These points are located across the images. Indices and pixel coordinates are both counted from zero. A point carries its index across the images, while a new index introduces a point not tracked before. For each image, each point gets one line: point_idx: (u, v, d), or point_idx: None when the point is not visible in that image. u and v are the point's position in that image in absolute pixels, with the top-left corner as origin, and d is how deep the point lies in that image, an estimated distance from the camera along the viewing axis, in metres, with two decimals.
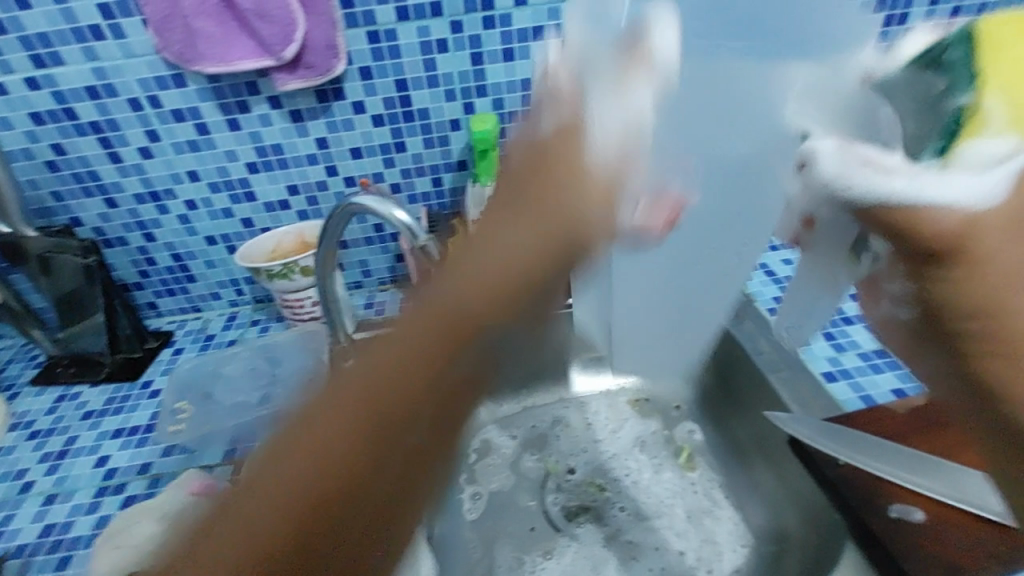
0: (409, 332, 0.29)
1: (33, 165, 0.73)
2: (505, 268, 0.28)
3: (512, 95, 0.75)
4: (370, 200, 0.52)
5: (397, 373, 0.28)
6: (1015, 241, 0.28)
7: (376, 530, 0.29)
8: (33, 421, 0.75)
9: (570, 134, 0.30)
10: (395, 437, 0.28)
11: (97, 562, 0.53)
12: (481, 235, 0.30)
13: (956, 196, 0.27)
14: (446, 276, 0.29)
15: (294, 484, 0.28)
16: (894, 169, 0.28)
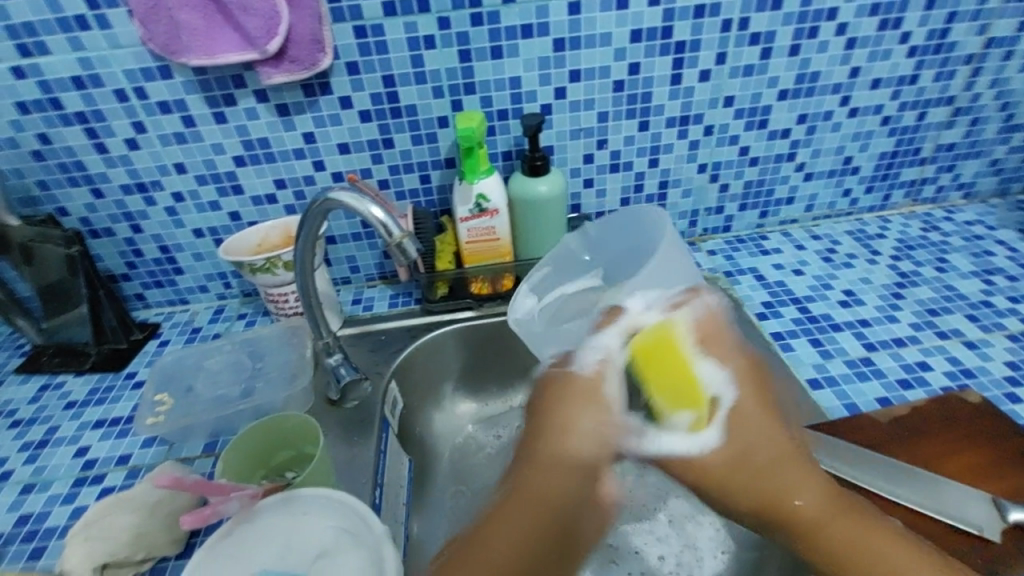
0: (505, 528, 0.38)
1: (18, 154, 0.73)
2: (577, 427, 0.40)
3: (501, 93, 0.75)
4: (345, 195, 0.51)
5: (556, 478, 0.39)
6: (742, 477, 0.41)
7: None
8: (15, 409, 0.75)
9: (592, 405, 0.41)
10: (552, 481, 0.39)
11: (66, 553, 0.52)
12: (538, 475, 0.39)
13: (690, 448, 0.41)
14: (518, 506, 0.39)
15: (495, 568, 0.38)
16: (662, 441, 0.41)
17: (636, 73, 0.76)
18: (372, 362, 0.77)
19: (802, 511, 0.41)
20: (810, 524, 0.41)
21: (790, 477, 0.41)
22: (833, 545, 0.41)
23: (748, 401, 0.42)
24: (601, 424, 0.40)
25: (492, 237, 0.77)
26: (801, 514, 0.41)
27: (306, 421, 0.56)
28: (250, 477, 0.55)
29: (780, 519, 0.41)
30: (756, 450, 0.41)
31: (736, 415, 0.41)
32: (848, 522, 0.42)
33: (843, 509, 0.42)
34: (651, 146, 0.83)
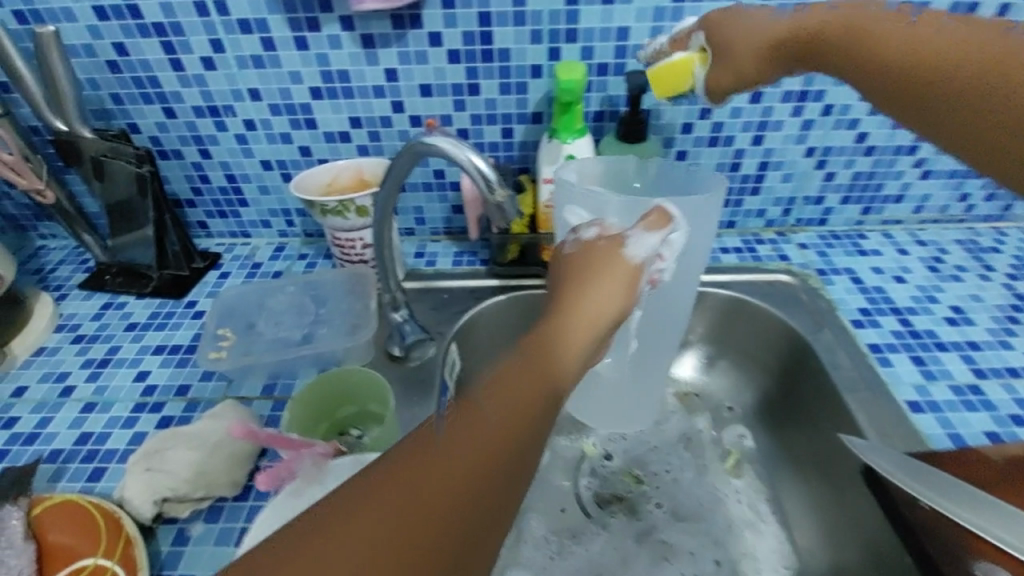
0: (505, 380, 0.37)
1: (93, 63, 0.70)
2: (598, 302, 0.42)
3: (605, 44, 0.67)
4: (445, 143, 0.46)
5: (507, 403, 0.36)
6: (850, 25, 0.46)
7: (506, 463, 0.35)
8: (78, 325, 0.75)
9: (614, 262, 0.44)
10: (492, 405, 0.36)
11: (128, 481, 0.52)
12: (565, 321, 0.41)
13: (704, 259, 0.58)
14: (522, 357, 0.39)
15: (483, 423, 0.35)
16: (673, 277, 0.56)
17: None
18: (435, 322, 0.74)
19: (861, 28, 0.44)
20: (863, 46, 0.44)
21: (824, 10, 0.48)
22: (902, 51, 0.41)
23: (732, 22, 0.55)
24: (618, 303, 0.43)
25: None
26: (823, 38, 0.48)
27: (375, 378, 0.53)
28: (317, 431, 0.53)
29: (817, 39, 0.48)
30: (758, 27, 0.53)
31: (724, 30, 0.56)
32: (883, 25, 0.43)
33: (875, 8, 0.45)
34: (759, 121, 0.75)
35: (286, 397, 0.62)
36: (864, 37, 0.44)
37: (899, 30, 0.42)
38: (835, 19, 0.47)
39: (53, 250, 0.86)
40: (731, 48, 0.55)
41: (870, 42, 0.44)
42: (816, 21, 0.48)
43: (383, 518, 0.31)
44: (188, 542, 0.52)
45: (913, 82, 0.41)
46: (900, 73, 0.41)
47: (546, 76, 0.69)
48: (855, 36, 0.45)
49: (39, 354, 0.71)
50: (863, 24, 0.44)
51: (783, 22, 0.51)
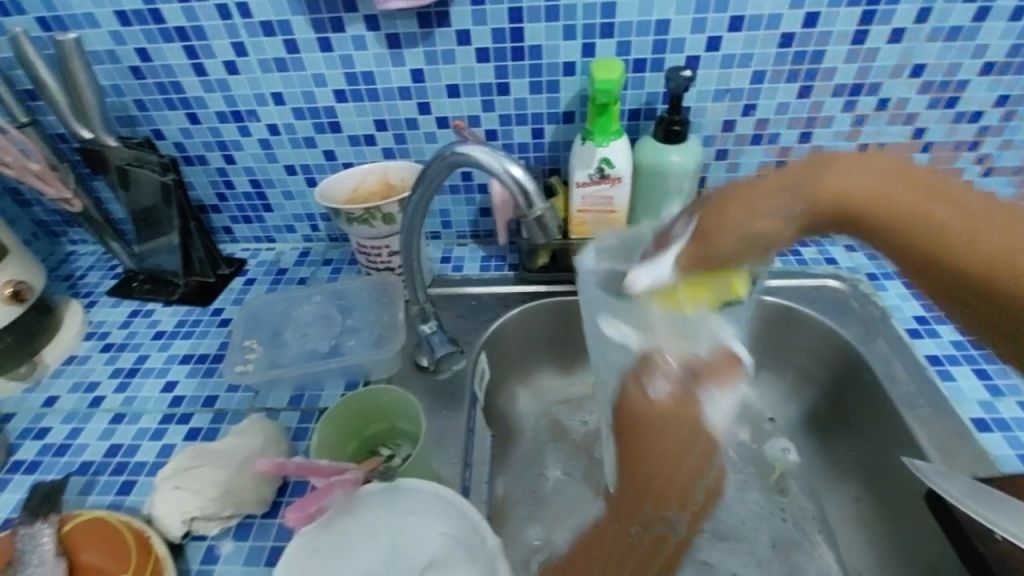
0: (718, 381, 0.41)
1: (117, 70, 0.69)
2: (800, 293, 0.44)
3: (643, 39, 0.63)
4: (480, 153, 0.43)
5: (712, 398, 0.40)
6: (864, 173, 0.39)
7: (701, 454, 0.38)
8: (108, 333, 0.75)
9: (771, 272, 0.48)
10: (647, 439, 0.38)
11: (156, 499, 0.51)
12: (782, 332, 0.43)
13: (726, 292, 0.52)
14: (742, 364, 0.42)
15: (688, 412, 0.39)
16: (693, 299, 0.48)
17: (811, 25, 0.63)
18: (464, 330, 0.71)
19: (956, 201, 0.35)
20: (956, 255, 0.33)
21: (911, 195, 0.36)
22: (1001, 251, 0.32)
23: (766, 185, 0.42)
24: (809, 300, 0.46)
25: (608, 209, 0.67)
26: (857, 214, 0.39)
27: (404, 397, 0.51)
28: (345, 451, 0.51)
29: (923, 194, 0.36)
30: (936, 222, 0.35)
31: (746, 196, 0.42)
32: (875, 181, 0.38)
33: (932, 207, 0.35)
34: (807, 118, 0.70)
35: (314, 409, 0.61)
36: (938, 201, 0.35)
37: (976, 212, 0.34)
38: (914, 205, 0.36)
39: (81, 256, 0.86)
40: (826, 177, 0.40)
41: (932, 206, 0.35)
42: (796, 167, 0.41)
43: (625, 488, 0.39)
44: (218, 560, 0.50)
45: (927, 263, 0.35)
46: (940, 261, 0.34)
47: (578, 74, 0.66)
48: (947, 203, 0.35)
49: (70, 363, 0.71)
50: (941, 199, 0.35)
51: (918, 178, 0.37)
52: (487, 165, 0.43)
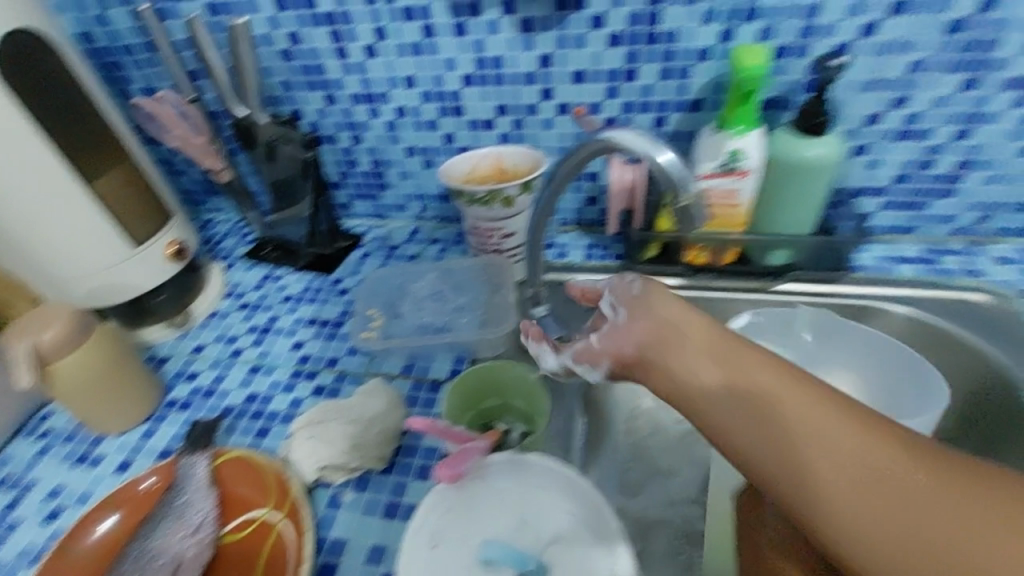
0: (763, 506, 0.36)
1: (270, 52, 0.75)
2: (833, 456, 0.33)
3: (789, 23, 0.60)
4: (632, 139, 0.43)
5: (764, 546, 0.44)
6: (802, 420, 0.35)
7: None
8: (243, 293, 0.83)
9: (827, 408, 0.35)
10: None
11: (292, 445, 0.56)
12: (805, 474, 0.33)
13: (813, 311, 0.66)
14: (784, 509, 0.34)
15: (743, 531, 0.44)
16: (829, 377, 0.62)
17: (988, 11, 0.57)
18: (566, 316, 0.72)
19: (783, 444, 0.34)
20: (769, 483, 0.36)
21: (789, 403, 0.35)
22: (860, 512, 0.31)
23: (756, 360, 0.38)
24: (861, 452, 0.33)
25: (732, 203, 0.65)
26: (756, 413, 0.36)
27: (522, 374, 0.53)
28: (463, 421, 0.53)
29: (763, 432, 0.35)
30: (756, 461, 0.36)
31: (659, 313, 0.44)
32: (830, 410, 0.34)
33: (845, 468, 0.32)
34: (968, 112, 0.63)
35: (426, 379, 0.64)
36: (890, 479, 0.31)
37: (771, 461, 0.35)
38: (775, 463, 0.34)
39: (219, 222, 0.96)
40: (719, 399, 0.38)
41: (860, 476, 0.32)
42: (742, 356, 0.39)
43: None
44: (340, 507, 0.55)
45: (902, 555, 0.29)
46: (831, 484, 0.32)
47: (712, 60, 0.64)
48: (770, 451, 0.35)
49: (213, 317, 0.80)
50: (773, 432, 0.35)
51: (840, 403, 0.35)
52: (639, 149, 0.43)
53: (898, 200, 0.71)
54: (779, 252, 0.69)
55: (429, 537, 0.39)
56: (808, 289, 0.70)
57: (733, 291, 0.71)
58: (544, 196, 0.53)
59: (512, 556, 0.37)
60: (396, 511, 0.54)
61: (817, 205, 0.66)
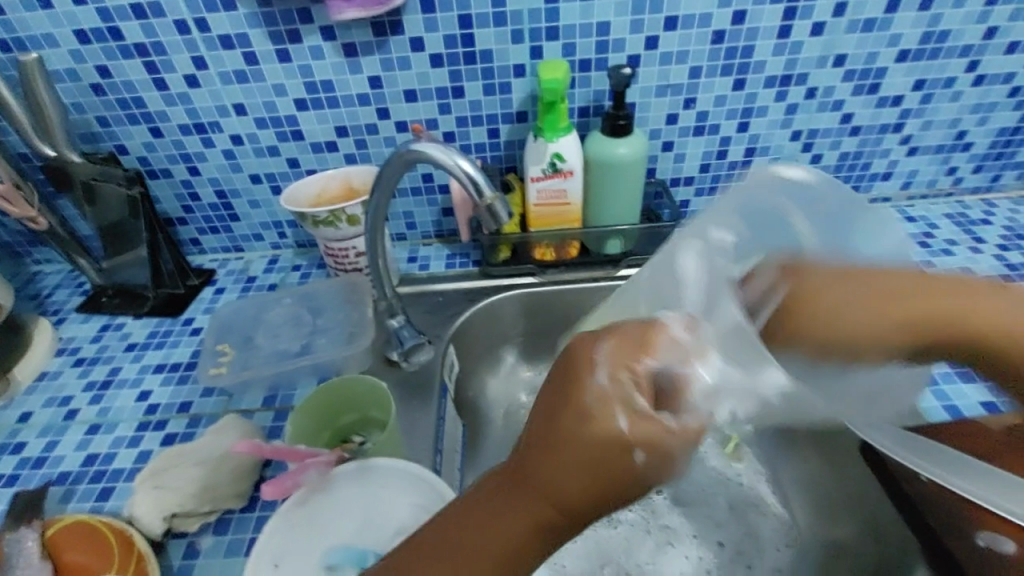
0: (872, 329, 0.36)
1: (78, 87, 0.70)
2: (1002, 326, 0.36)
3: (586, 40, 0.68)
4: (434, 149, 0.47)
5: (573, 468, 0.30)
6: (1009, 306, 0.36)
7: (504, 517, 0.32)
8: (78, 348, 0.75)
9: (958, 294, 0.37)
10: (529, 470, 0.32)
11: (135, 499, 0.53)
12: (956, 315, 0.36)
13: None
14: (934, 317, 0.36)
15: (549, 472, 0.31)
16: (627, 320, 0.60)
17: (740, 22, 0.68)
18: (430, 325, 0.74)
19: (934, 297, 0.36)
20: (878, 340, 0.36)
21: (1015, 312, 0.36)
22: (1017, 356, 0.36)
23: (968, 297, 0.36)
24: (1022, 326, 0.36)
25: (563, 202, 0.72)
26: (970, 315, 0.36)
27: (374, 386, 0.54)
28: (321, 440, 0.54)
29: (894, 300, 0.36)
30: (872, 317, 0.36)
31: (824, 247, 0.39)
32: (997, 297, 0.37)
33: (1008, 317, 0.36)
34: (744, 107, 0.75)
35: (288, 408, 0.63)
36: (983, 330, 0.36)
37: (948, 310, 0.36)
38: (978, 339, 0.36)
39: (46, 275, 0.87)
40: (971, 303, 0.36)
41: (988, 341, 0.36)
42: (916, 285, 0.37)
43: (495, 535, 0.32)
44: (199, 555, 0.52)
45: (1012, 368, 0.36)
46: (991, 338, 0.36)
47: (528, 75, 0.70)
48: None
49: (41, 379, 0.72)
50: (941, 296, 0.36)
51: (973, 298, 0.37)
52: (443, 159, 0.47)
53: (705, 187, 0.82)
54: (614, 241, 0.76)
55: (273, 558, 0.39)
56: None
57: (580, 280, 0.77)
58: (377, 212, 0.57)
59: (350, 551, 0.40)
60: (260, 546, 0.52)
61: (637, 197, 0.74)
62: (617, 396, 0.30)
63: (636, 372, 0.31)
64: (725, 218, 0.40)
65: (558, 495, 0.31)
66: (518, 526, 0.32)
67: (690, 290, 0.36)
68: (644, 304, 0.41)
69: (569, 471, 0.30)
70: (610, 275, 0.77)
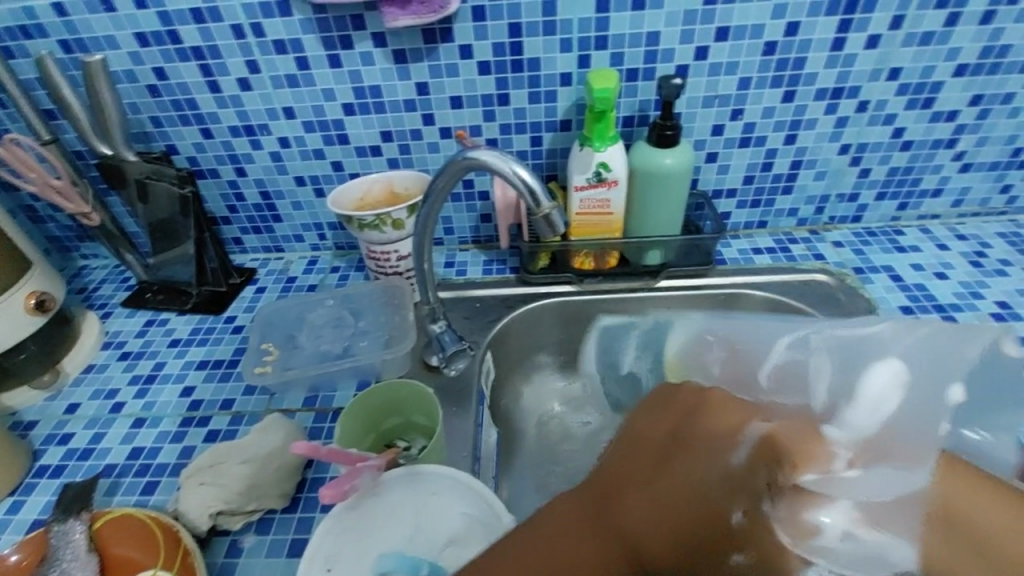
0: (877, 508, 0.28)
1: (135, 88, 0.72)
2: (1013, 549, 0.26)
3: (635, 49, 0.67)
4: (490, 157, 0.47)
5: (670, 503, 0.29)
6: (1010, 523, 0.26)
7: (584, 540, 0.31)
8: (124, 342, 0.77)
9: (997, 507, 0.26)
10: (620, 508, 0.31)
11: (182, 495, 0.54)
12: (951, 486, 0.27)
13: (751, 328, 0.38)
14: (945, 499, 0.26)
15: (646, 506, 0.30)
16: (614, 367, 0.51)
17: (793, 34, 0.67)
18: (469, 331, 0.74)
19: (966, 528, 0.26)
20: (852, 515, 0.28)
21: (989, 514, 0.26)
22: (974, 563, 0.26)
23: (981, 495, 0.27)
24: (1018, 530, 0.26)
25: (606, 211, 0.71)
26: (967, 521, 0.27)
27: (420, 390, 0.54)
28: (365, 442, 0.54)
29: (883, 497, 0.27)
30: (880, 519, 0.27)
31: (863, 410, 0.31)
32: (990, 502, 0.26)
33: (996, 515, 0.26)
34: (792, 120, 0.74)
35: (328, 409, 0.63)
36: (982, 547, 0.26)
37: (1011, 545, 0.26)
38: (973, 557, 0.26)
39: (93, 270, 0.89)
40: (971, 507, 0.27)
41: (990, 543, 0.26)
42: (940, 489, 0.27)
43: (564, 547, 0.32)
44: (241, 553, 0.53)
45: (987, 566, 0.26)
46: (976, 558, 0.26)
47: (574, 84, 0.70)
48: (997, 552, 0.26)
49: (88, 372, 0.74)
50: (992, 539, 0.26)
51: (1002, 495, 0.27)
52: (501, 168, 0.47)
53: (746, 199, 0.81)
54: (654, 252, 0.76)
55: (324, 558, 0.40)
56: (684, 284, 0.77)
57: (618, 291, 0.77)
58: (427, 217, 0.57)
59: (403, 557, 0.40)
60: (302, 548, 0.53)
61: (679, 209, 0.74)
62: (747, 483, 0.27)
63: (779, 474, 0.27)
64: (939, 377, 0.28)
65: (643, 549, 0.29)
66: (596, 563, 0.31)
67: (858, 407, 0.28)
68: (770, 380, 0.33)
69: (676, 517, 0.29)
70: (649, 286, 0.77)
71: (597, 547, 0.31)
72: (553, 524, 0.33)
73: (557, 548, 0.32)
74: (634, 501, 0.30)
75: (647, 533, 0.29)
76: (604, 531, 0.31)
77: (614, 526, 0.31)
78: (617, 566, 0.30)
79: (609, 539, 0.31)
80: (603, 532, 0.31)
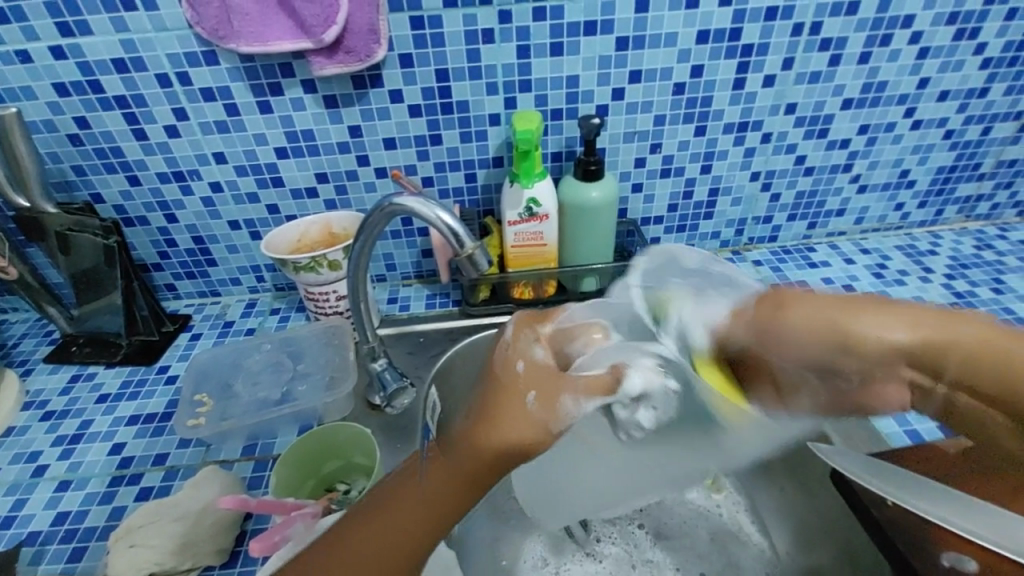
0: None
1: (55, 138, 0.71)
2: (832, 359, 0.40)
3: (557, 91, 0.72)
4: (414, 201, 0.50)
5: (483, 435, 0.35)
6: None
7: (443, 498, 0.36)
8: (47, 401, 0.73)
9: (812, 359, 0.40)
10: (452, 456, 0.36)
11: (110, 560, 0.51)
12: None
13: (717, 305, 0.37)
14: None
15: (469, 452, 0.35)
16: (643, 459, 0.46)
17: (698, 76, 0.73)
18: (412, 367, 0.75)
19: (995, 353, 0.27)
20: None
21: None
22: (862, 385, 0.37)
23: None
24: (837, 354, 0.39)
25: (540, 243, 0.74)
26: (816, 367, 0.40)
27: (358, 433, 0.55)
28: (302, 491, 0.54)
29: None
30: None
31: None
32: None
33: None
34: (705, 152, 0.80)
35: (268, 458, 0.62)
36: None
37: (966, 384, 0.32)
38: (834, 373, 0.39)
39: (11, 325, 0.84)
40: None
41: None
42: None
43: (412, 515, 0.37)
44: None
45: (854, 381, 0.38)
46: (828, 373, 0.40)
47: (503, 123, 0.73)
48: None
49: (7, 436, 0.69)
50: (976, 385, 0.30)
51: None
52: (429, 213, 0.50)
53: (673, 225, 0.87)
54: (589, 279, 0.79)
55: None
56: None
57: None
58: (361, 257, 0.58)
59: None
60: None
61: (610, 238, 0.77)
62: (534, 378, 0.36)
63: (537, 334, 0.38)
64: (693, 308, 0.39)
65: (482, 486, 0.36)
66: (441, 510, 0.36)
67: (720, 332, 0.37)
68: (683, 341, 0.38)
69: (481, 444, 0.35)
70: None
71: (404, 501, 0.37)
72: (418, 502, 0.36)
73: (409, 509, 0.37)
74: (449, 448, 0.36)
75: (447, 477, 0.36)
76: (444, 484, 0.36)
77: (420, 480, 0.37)
78: (446, 503, 0.36)
79: (443, 488, 0.36)
80: (440, 485, 0.36)
